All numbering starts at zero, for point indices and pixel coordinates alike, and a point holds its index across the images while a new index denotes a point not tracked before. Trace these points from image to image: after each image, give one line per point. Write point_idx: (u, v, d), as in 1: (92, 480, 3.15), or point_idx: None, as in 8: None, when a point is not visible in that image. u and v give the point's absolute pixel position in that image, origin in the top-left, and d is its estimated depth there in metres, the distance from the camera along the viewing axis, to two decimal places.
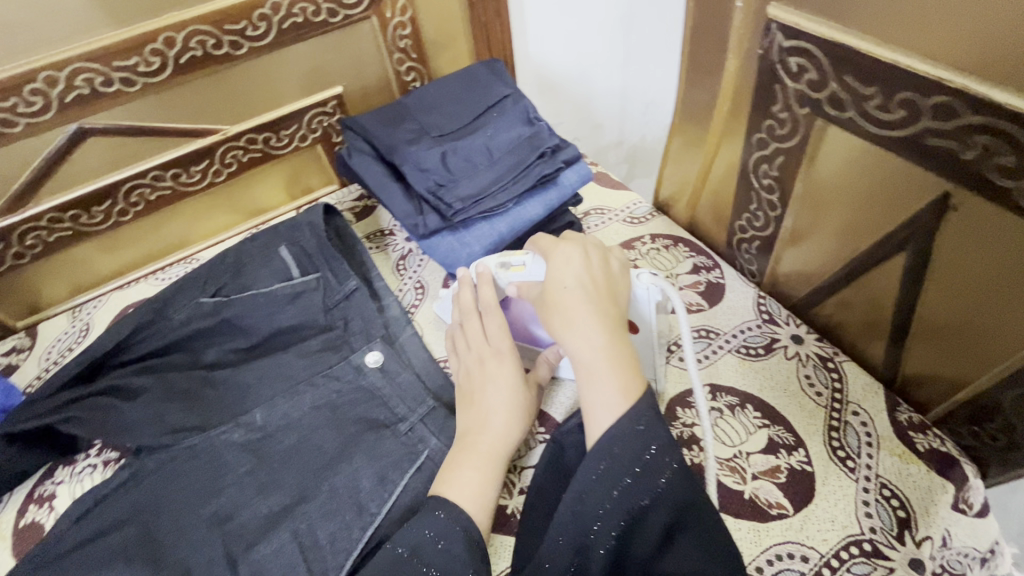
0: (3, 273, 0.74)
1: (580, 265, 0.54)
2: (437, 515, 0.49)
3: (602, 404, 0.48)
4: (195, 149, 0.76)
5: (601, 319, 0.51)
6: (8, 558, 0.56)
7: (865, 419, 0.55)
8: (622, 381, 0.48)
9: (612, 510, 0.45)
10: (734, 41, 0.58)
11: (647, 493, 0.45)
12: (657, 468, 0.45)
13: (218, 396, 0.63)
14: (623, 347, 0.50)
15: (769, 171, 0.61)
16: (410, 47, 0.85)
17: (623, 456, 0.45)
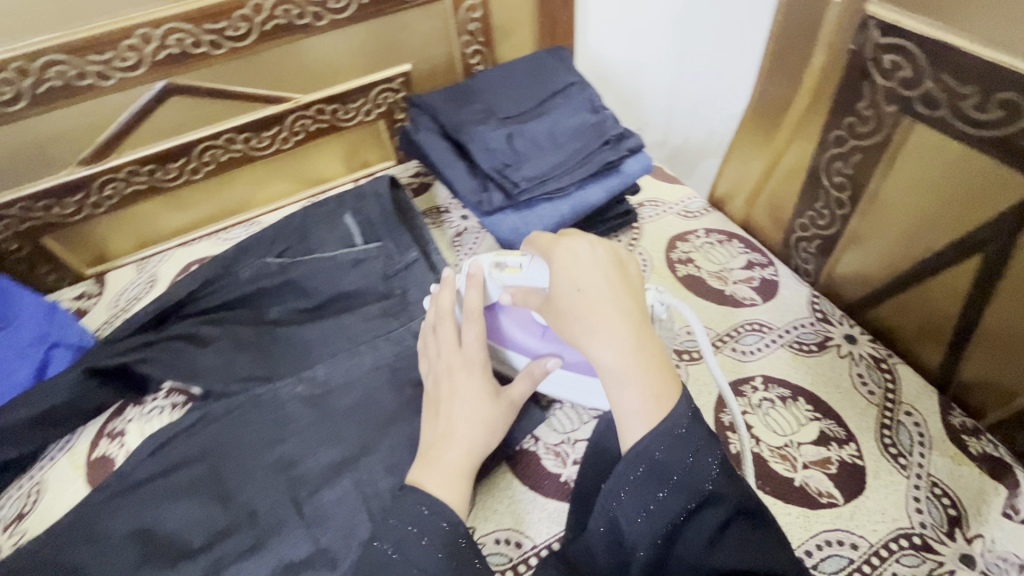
0: (79, 222, 0.77)
1: (595, 262, 0.50)
2: (422, 512, 0.45)
3: (634, 412, 0.44)
4: (268, 114, 0.79)
5: (621, 320, 0.46)
6: (82, 486, 0.59)
7: (918, 420, 0.56)
8: (652, 385, 0.45)
9: (657, 512, 0.42)
10: (826, 36, 0.61)
11: (691, 494, 0.42)
12: (699, 470, 0.43)
13: (282, 350, 0.66)
14: (649, 349, 0.46)
15: (842, 168, 0.63)
16: (479, 30, 0.86)
17: (665, 462, 0.42)
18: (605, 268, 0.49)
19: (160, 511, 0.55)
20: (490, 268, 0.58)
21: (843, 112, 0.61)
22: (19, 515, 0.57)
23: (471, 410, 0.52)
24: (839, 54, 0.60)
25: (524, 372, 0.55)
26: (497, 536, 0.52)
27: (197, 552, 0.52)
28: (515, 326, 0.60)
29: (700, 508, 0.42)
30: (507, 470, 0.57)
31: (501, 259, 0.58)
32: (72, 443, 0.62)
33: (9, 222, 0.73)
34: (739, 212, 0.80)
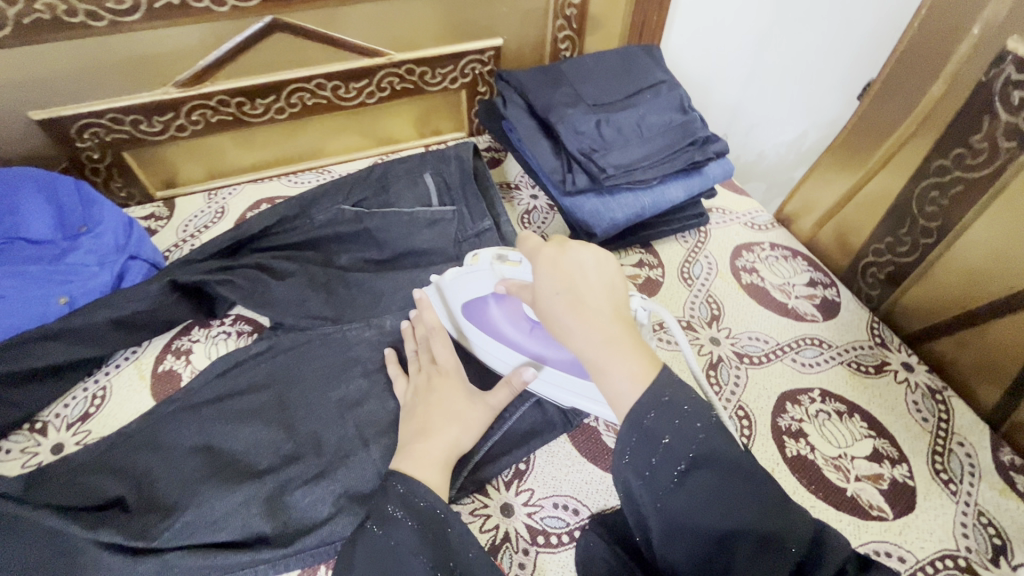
0: (160, 142, 0.78)
1: (560, 260, 0.46)
2: (395, 490, 0.47)
3: (619, 394, 0.40)
4: (362, 66, 0.80)
5: (592, 311, 0.43)
6: (147, 396, 0.60)
7: (969, 451, 0.58)
8: (633, 366, 0.41)
9: (653, 478, 0.39)
10: (953, 68, 0.63)
11: (684, 454, 0.39)
12: (689, 433, 0.39)
13: (351, 295, 0.67)
14: (624, 334, 0.42)
15: (937, 198, 0.64)
16: (574, 17, 0.88)
17: (653, 427, 0.39)
18: (568, 264, 0.45)
19: (226, 430, 0.56)
20: (490, 261, 0.52)
21: (951, 143, 0.62)
22: (83, 416, 0.58)
23: (455, 410, 0.54)
24: (963, 82, 0.62)
25: (505, 379, 0.56)
26: (555, 500, 0.54)
27: (263, 473, 0.53)
28: (501, 313, 0.57)
29: (696, 469, 0.38)
30: (567, 440, 0.58)
31: (502, 252, 0.52)
32: (138, 354, 0.63)
33: (96, 131, 0.73)
34: (805, 232, 0.82)
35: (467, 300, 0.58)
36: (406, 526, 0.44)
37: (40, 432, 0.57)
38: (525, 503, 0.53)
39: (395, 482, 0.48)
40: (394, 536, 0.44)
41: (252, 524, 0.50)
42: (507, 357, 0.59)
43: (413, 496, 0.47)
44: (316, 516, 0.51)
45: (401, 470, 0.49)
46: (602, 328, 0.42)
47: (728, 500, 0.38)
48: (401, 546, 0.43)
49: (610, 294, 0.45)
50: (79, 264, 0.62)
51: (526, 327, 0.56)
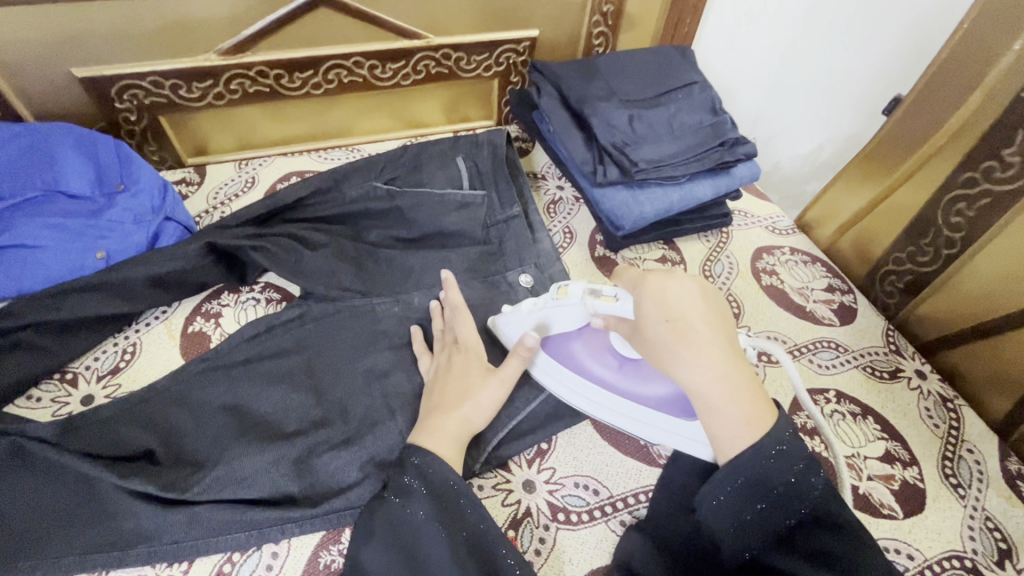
0: (196, 109, 0.78)
1: (675, 289, 0.46)
2: (410, 462, 0.48)
3: (732, 431, 0.42)
4: (401, 48, 0.80)
5: (708, 347, 0.44)
6: (176, 355, 0.61)
7: (978, 458, 0.59)
8: (746, 407, 0.42)
9: (756, 525, 0.41)
10: (988, 81, 0.64)
11: (792, 508, 0.41)
12: (799, 487, 0.41)
13: (381, 271, 0.68)
14: (738, 375, 0.43)
15: (963, 210, 0.65)
16: (611, 14, 0.89)
17: (766, 475, 0.41)
18: (685, 295, 0.46)
19: (255, 393, 0.56)
20: (582, 293, 0.54)
21: (982, 156, 0.63)
22: (113, 369, 0.59)
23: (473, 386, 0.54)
24: (998, 100, 0.62)
25: (511, 349, 0.54)
26: (575, 480, 0.55)
27: (292, 435, 0.54)
28: (589, 349, 0.58)
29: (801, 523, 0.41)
30: (588, 424, 0.59)
31: (594, 286, 0.53)
32: (169, 314, 0.64)
33: (135, 93, 0.74)
34: (825, 239, 0.85)
35: (552, 333, 0.59)
36: (419, 494, 0.46)
37: (70, 383, 0.57)
38: (546, 481, 0.54)
39: (411, 455, 0.48)
40: (411, 507, 0.45)
41: (280, 484, 0.50)
42: (593, 396, 0.56)
43: (430, 467, 0.47)
44: (343, 480, 0.52)
45: (420, 444, 0.49)
46: (717, 366, 0.43)
47: (828, 561, 0.40)
48: (415, 515, 0.45)
49: (724, 330, 0.45)
50: (115, 221, 0.63)
51: (615, 362, 0.56)
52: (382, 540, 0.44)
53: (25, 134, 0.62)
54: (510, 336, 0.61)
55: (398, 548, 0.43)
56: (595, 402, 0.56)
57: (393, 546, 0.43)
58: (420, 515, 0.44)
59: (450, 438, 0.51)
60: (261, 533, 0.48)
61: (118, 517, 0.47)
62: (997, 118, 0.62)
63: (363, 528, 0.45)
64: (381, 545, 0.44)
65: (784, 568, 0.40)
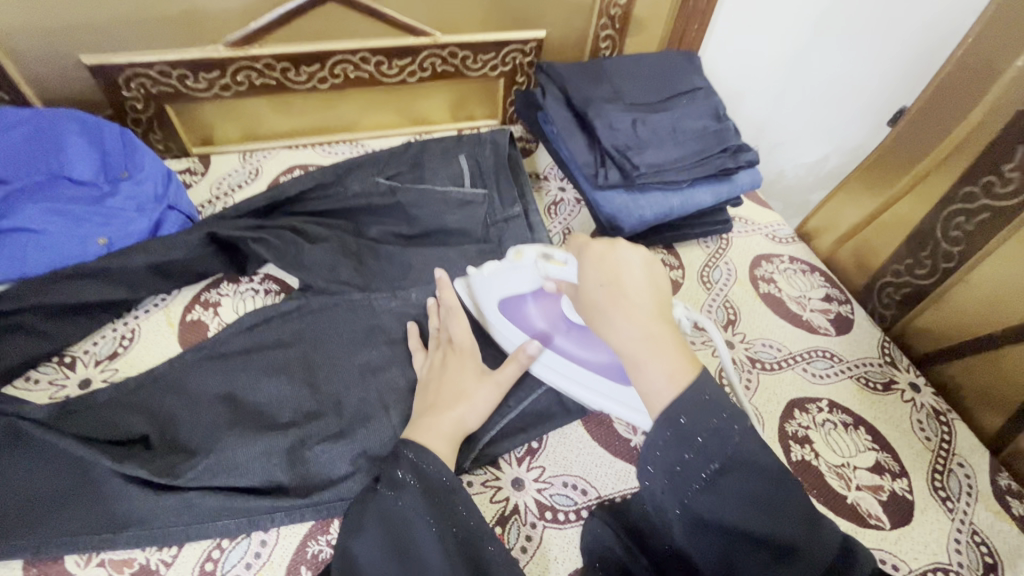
0: (202, 100, 0.79)
1: (612, 256, 0.46)
2: (406, 454, 0.48)
3: (658, 388, 0.40)
4: (407, 45, 0.81)
5: (637, 307, 0.43)
6: (173, 343, 0.61)
7: (969, 472, 0.59)
8: (672, 364, 0.40)
9: (682, 474, 0.38)
10: (988, 98, 0.63)
11: (717, 454, 0.38)
12: (726, 434, 0.38)
13: (379, 266, 0.68)
14: (666, 333, 0.42)
15: (962, 225, 0.65)
16: (618, 17, 0.90)
17: (694, 426, 0.38)
18: (618, 260, 0.46)
19: (250, 383, 0.57)
20: (535, 258, 0.53)
21: (983, 170, 0.63)
22: (111, 355, 0.60)
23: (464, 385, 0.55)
24: (999, 114, 0.62)
25: (512, 355, 0.57)
26: (564, 479, 0.55)
27: (285, 426, 0.54)
28: (538, 312, 0.59)
29: (730, 470, 0.38)
30: (580, 424, 0.59)
31: (547, 250, 0.52)
32: (168, 302, 0.64)
33: (142, 82, 0.74)
34: (823, 249, 0.86)
35: (506, 298, 0.59)
36: (410, 486, 0.46)
37: (68, 366, 0.58)
38: (536, 479, 0.55)
39: (401, 449, 0.48)
40: (400, 497, 0.45)
41: (271, 474, 0.51)
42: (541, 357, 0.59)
43: (421, 461, 0.47)
44: (335, 472, 0.52)
45: (412, 439, 0.50)
46: (643, 324, 0.42)
47: (756, 502, 0.37)
48: (406, 508, 0.44)
49: (656, 294, 0.44)
50: (118, 209, 0.63)
51: (563, 326, 0.58)
52: (369, 532, 0.44)
53: (31, 118, 0.62)
54: (472, 299, 0.62)
55: (385, 539, 0.43)
56: (545, 364, 0.59)
57: (380, 538, 0.43)
58: (410, 508, 0.44)
59: (441, 433, 0.51)
60: (251, 520, 0.49)
61: (110, 500, 0.48)
62: (998, 133, 0.62)
63: (353, 519, 0.45)
64: (369, 538, 0.44)
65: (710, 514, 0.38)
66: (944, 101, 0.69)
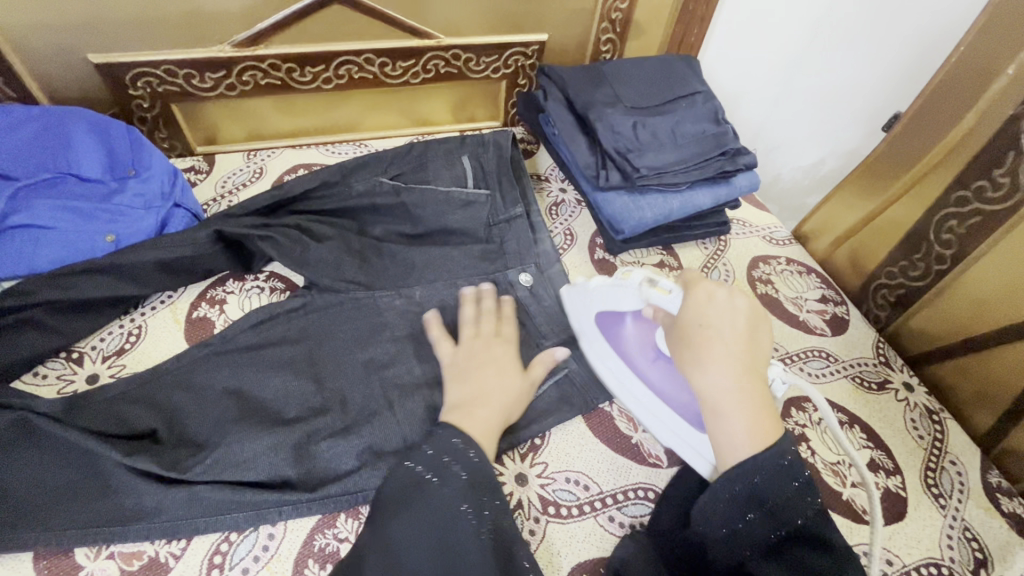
0: (207, 99, 0.80)
1: (718, 304, 0.51)
2: (453, 442, 0.50)
3: (736, 438, 0.45)
4: (411, 47, 0.82)
5: (730, 358, 0.48)
6: (180, 339, 0.62)
7: (960, 469, 0.61)
8: (755, 420, 0.46)
9: (744, 532, 0.44)
10: (981, 103, 0.65)
11: (782, 521, 0.43)
12: (792, 499, 0.44)
13: (383, 264, 0.68)
14: (754, 389, 0.47)
15: (954, 227, 0.66)
16: (619, 21, 0.91)
17: (766, 489, 0.43)
18: (721, 312, 0.51)
19: (257, 378, 0.58)
20: (641, 282, 0.57)
21: (974, 175, 0.64)
22: (118, 350, 0.60)
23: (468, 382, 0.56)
24: (991, 120, 0.63)
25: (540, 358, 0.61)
26: (567, 475, 0.56)
27: (291, 421, 0.55)
28: (632, 336, 0.62)
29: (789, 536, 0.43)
30: (582, 421, 0.60)
31: (654, 276, 0.56)
32: (174, 299, 0.65)
33: (148, 81, 0.75)
34: (819, 252, 0.87)
35: (603, 311, 0.62)
36: (458, 475, 0.47)
37: (76, 361, 0.59)
38: (539, 475, 0.56)
39: (448, 437, 0.50)
40: (446, 485, 0.47)
41: (279, 468, 0.52)
42: (619, 377, 0.61)
43: (467, 449, 0.49)
44: (341, 467, 0.53)
45: (460, 426, 0.52)
46: (736, 375, 0.47)
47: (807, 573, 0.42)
48: (451, 495, 0.46)
49: (750, 351, 0.49)
50: (126, 206, 0.64)
51: (651, 355, 0.61)
52: (412, 516, 0.45)
53: (40, 118, 0.64)
54: (569, 305, 0.64)
55: (429, 524, 0.44)
56: (622, 385, 0.60)
57: (425, 521, 0.45)
58: (456, 499, 0.46)
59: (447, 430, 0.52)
60: (259, 514, 0.49)
61: (119, 494, 0.48)
62: (989, 139, 0.63)
63: (397, 500, 0.46)
64: (410, 519, 0.45)
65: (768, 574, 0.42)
66: (939, 106, 0.70)
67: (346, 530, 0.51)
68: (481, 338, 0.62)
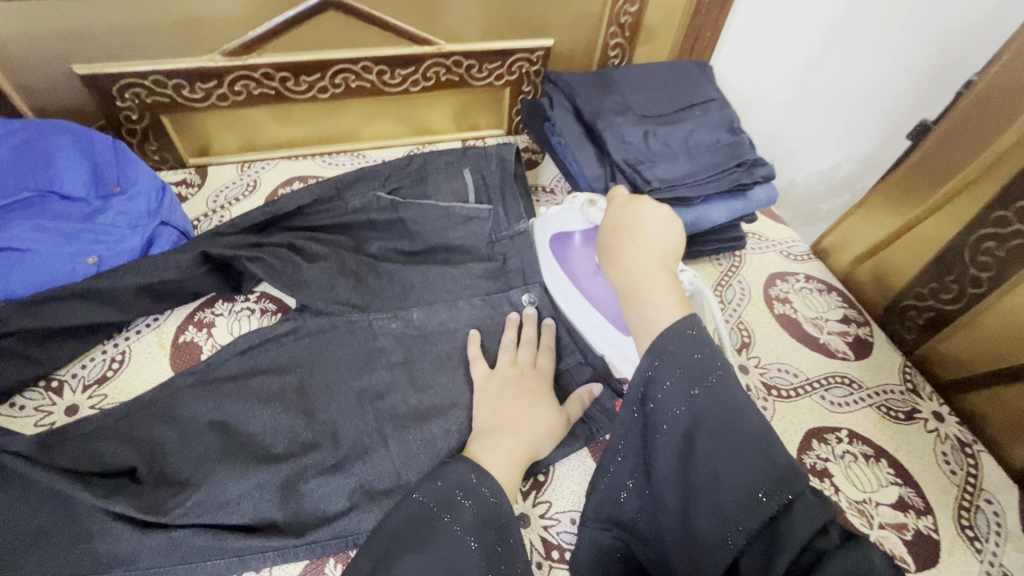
0: (198, 110, 0.76)
1: (632, 210, 0.53)
2: (470, 478, 0.47)
3: (651, 313, 0.45)
4: (409, 54, 0.78)
5: (642, 249, 0.50)
6: (165, 367, 0.59)
7: (997, 509, 0.57)
8: (667, 297, 0.46)
9: (663, 403, 0.40)
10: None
11: (697, 392, 0.39)
12: (705, 369, 0.40)
13: (380, 285, 0.65)
14: (663, 271, 0.48)
15: (992, 249, 0.61)
16: (628, 25, 0.87)
17: (673, 354, 0.41)
18: (638, 212, 0.53)
19: (244, 411, 0.54)
20: (582, 203, 0.60)
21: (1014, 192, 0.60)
22: (100, 379, 0.57)
23: None
24: None
25: (575, 393, 0.58)
26: (572, 516, 0.53)
27: (279, 458, 0.52)
28: (579, 256, 0.64)
29: (701, 406, 0.39)
30: (588, 455, 0.57)
31: (593, 198, 0.59)
32: (160, 322, 0.62)
33: (137, 91, 0.72)
34: (840, 266, 0.83)
35: (556, 235, 0.66)
36: (469, 513, 0.45)
37: (55, 391, 0.56)
38: (542, 515, 0.52)
39: (454, 474, 0.48)
40: (458, 523, 0.45)
41: (264, 510, 0.49)
42: (565, 293, 0.65)
43: (484, 485, 0.47)
44: (330, 508, 0.50)
45: (479, 460, 0.50)
46: (644, 264, 0.49)
47: (723, 440, 0.38)
48: (462, 534, 0.44)
49: (664, 244, 0.51)
50: (109, 225, 0.60)
51: (592, 271, 0.64)
52: (422, 553, 0.43)
53: (24, 130, 0.62)
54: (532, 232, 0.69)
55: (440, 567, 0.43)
56: (567, 299, 0.65)
57: (434, 563, 0.42)
58: (468, 537, 0.44)
59: (439, 471, 0.48)
60: (241, 561, 0.46)
61: (94, 541, 0.46)
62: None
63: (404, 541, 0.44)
64: (417, 560, 0.43)
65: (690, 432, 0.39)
66: (968, 118, 0.65)
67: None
68: (480, 367, 0.58)
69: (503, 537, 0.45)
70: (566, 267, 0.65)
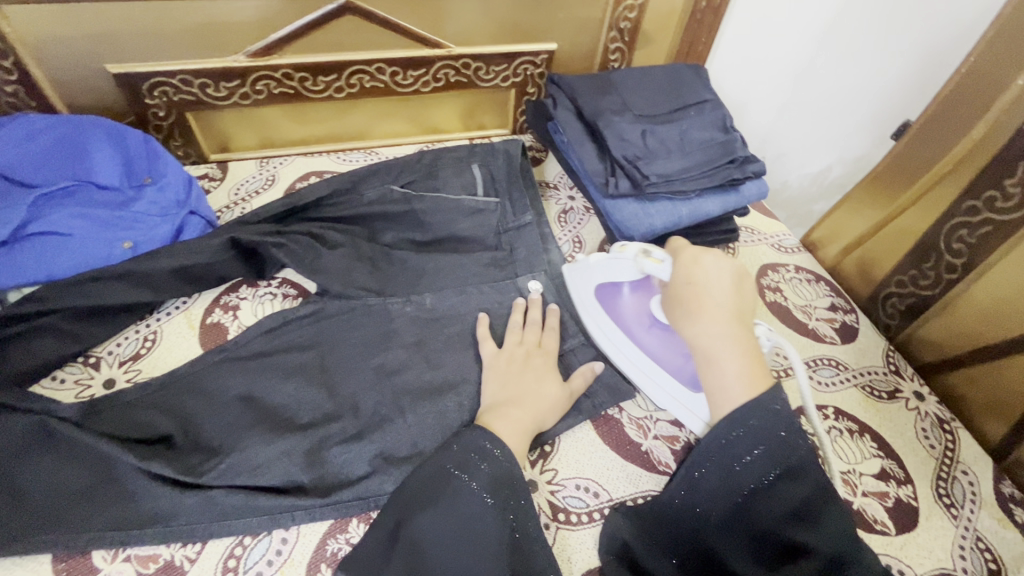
0: (220, 107, 0.81)
1: (700, 265, 0.55)
2: (484, 443, 0.51)
3: (732, 380, 0.48)
4: (422, 56, 0.82)
5: (716, 309, 0.51)
6: (195, 345, 0.63)
7: (972, 479, 0.61)
8: (747, 366, 0.48)
9: (741, 472, 0.46)
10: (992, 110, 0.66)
11: (777, 464, 0.45)
12: (791, 444, 0.46)
13: (394, 271, 0.69)
14: (743, 336, 0.50)
15: (964, 237, 0.67)
16: (628, 30, 0.92)
17: (758, 428, 0.46)
18: (708, 271, 0.54)
19: (270, 384, 0.58)
20: (636, 253, 0.58)
21: (986, 185, 0.65)
22: (134, 355, 0.61)
23: None
24: (1000, 131, 0.65)
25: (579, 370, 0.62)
26: (577, 482, 0.56)
27: (304, 427, 0.55)
28: (629, 304, 0.64)
29: (781, 480, 0.45)
30: (591, 428, 0.61)
31: (648, 248, 0.57)
32: (189, 304, 0.66)
33: (165, 90, 0.76)
34: (829, 258, 0.88)
35: (604, 284, 0.65)
36: (483, 473, 0.49)
37: (93, 366, 0.60)
38: (549, 481, 0.56)
39: (468, 439, 0.52)
40: (474, 482, 0.48)
41: (292, 474, 0.52)
42: (616, 344, 0.64)
43: (496, 449, 0.51)
44: (353, 472, 0.54)
45: (491, 428, 0.53)
46: (723, 327, 0.50)
47: (796, 514, 0.45)
48: (476, 491, 0.48)
49: (737, 303, 0.52)
50: (142, 213, 0.65)
51: (645, 322, 0.63)
52: (440, 507, 0.47)
53: (60, 125, 0.65)
54: (575, 280, 0.67)
55: (457, 520, 0.46)
56: (619, 351, 0.64)
57: (451, 516, 0.46)
58: (483, 493, 0.48)
59: (455, 437, 0.52)
60: (272, 518, 0.50)
61: (136, 498, 0.49)
62: (1001, 149, 0.64)
63: (423, 498, 0.48)
64: (436, 514, 0.47)
65: (767, 505, 0.45)
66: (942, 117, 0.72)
67: (357, 534, 0.51)
68: (489, 346, 0.62)
69: (515, 495, 0.49)
70: (616, 316, 0.64)
